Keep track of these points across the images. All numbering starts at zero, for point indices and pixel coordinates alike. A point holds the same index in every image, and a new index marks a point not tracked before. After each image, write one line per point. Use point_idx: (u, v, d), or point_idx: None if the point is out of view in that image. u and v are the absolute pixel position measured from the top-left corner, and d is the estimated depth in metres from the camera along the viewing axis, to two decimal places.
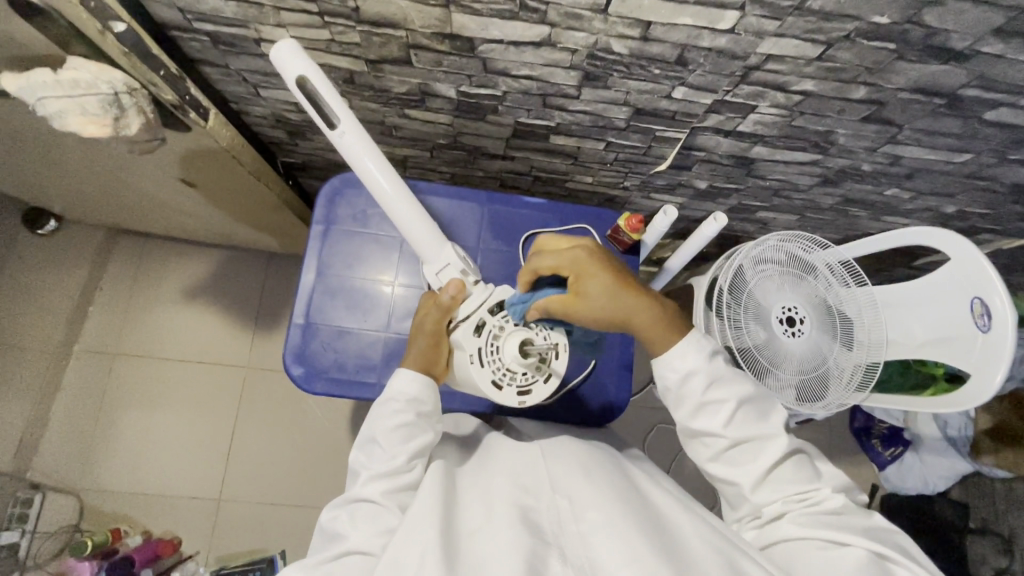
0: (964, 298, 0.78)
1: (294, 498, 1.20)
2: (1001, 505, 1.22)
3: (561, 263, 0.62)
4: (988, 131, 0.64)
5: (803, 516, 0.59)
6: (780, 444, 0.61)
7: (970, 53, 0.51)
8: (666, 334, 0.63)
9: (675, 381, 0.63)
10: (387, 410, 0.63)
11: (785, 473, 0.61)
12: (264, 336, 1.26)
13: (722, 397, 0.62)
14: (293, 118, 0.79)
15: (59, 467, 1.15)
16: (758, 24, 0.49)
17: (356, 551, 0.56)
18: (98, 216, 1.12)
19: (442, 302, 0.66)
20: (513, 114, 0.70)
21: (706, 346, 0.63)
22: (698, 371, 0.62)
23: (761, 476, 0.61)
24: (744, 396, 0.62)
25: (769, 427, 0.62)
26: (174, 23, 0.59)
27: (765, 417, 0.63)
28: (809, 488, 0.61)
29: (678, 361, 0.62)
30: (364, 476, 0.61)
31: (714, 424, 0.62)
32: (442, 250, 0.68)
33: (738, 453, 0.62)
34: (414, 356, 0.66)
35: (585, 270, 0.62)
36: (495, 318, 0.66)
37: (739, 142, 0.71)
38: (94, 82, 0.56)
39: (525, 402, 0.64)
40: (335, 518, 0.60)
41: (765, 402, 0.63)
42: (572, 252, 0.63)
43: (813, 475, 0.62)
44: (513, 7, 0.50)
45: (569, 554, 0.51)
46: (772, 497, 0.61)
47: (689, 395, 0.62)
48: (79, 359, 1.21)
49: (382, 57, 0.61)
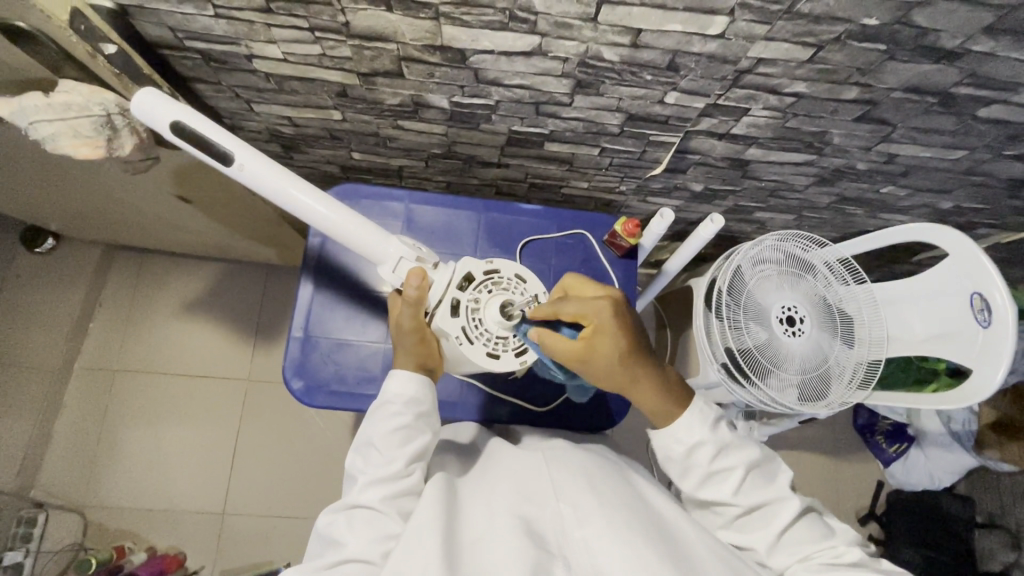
0: (964, 293, 0.78)
1: (298, 509, 1.20)
2: (1007, 498, 1.22)
3: (586, 310, 0.60)
4: (982, 128, 0.64)
5: (819, 565, 0.58)
6: (793, 506, 0.62)
7: (961, 51, 0.51)
8: (665, 401, 0.64)
9: (681, 452, 0.63)
10: (384, 415, 0.63)
11: (797, 533, 0.61)
12: (265, 349, 1.26)
13: (729, 466, 0.63)
14: (287, 132, 0.79)
15: (64, 485, 1.15)
16: (748, 28, 0.49)
17: (356, 559, 0.56)
18: (94, 233, 1.12)
19: (409, 298, 0.63)
20: (506, 123, 0.70)
21: (709, 415, 0.64)
22: (705, 442, 0.63)
23: (775, 540, 0.61)
24: (751, 462, 0.63)
25: (779, 490, 0.63)
26: (165, 42, 0.58)
27: (773, 481, 0.64)
28: (826, 544, 0.60)
29: (685, 435, 0.63)
30: (361, 483, 0.61)
31: (725, 493, 0.62)
32: (384, 249, 0.65)
33: (750, 521, 0.63)
34: (405, 354, 0.65)
35: (607, 325, 0.60)
36: (468, 292, 0.64)
37: (734, 145, 0.71)
38: (85, 104, 0.57)
39: (528, 360, 0.63)
40: (332, 523, 0.60)
41: (770, 466, 0.65)
42: (600, 305, 0.60)
43: (826, 533, 0.62)
44: (502, 18, 0.50)
45: (574, 566, 0.52)
46: (788, 560, 0.60)
47: (696, 466, 0.63)
48: (79, 376, 1.20)
49: (373, 70, 0.61)
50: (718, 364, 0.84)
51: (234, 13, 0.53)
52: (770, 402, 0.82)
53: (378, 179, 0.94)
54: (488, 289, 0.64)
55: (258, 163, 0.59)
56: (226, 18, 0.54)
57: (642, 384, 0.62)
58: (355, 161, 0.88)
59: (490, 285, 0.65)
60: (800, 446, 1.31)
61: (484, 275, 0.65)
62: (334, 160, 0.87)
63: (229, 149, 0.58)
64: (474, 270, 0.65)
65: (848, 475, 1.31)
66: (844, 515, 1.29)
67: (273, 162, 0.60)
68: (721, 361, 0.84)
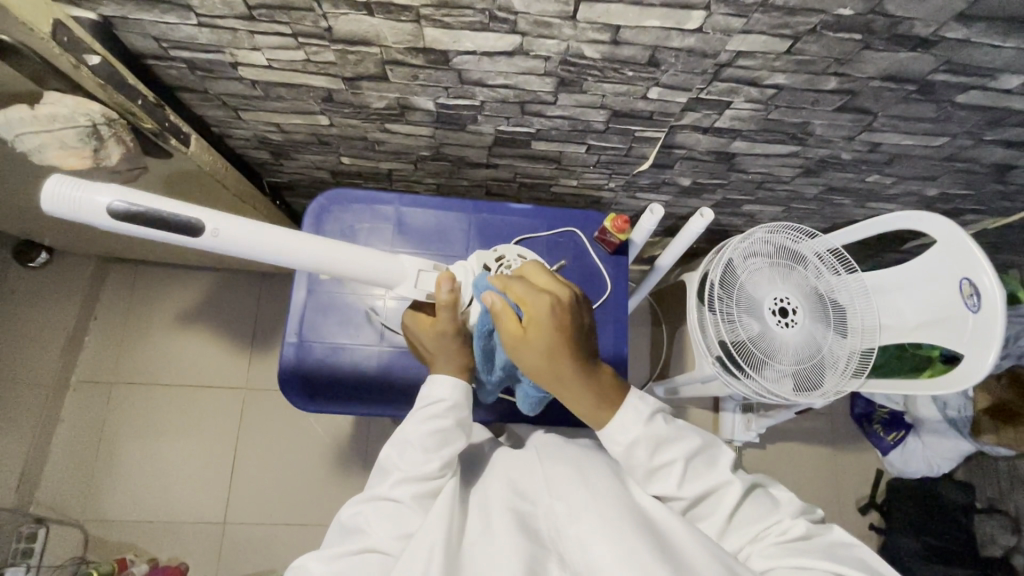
0: (953, 279, 0.78)
1: (299, 517, 1.20)
2: (1005, 483, 1.23)
3: (525, 298, 0.57)
4: (962, 114, 0.65)
5: (770, 546, 0.57)
6: (736, 488, 0.60)
7: (935, 39, 0.52)
8: (592, 404, 0.59)
9: (621, 452, 0.60)
10: (422, 415, 0.62)
11: (745, 515, 0.60)
12: (262, 357, 1.26)
13: (670, 458, 0.60)
14: (276, 138, 0.79)
15: (63, 499, 1.15)
16: (725, 22, 0.50)
17: (375, 550, 0.57)
18: (85, 247, 1.13)
19: (444, 302, 0.62)
20: (493, 123, 0.71)
21: (646, 410, 0.61)
22: (642, 440, 0.59)
23: (726, 523, 0.60)
24: (692, 451, 0.61)
25: (723, 473, 0.61)
26: (150, 50, 0.59)
27: (713, 463, 0.62)
28: (771, 520, 0.59)
29: (618, 434, 0.60)
30: (393, 478, 0.61)
31: (671, 487, 0.60)
32: (400, 267, 0.61)
33: (698, 508, 0.61)
34: (449, 359, 0.64)
35: (540, 318, 0.56)
36: (490, 278, 0.71)
37: (718, 139, 0.72)
38: (71, 115, 0.57)
39: None
40: (357, 514, 0.61)
41: (712, 449, 0.63)
42: (541, 297, 0.56)
43: (773, 507, 0.61)
44: (483, 18, 0.51)
45: (570, 562, 0.53)
46: (742, 542, 0.59)
47: (639, 465, 0.60)
48: (76, 390, 1.20)
49: (358, 74, 0.61)
50: (714, 357, 0.85)
51: (216, 22, 0.54)
52: (768, 394, 0.82)
53: (369, 182, 0.94)
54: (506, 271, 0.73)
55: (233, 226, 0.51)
56: (210, 26, 0.54)
57: (568, 381, 0.58)
58: (345, 165, 0.88)
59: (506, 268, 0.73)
60: (797, 438, 1.31)
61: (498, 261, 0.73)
62: (324, 165, 0.88)
63: (196, 219, 0.50)
64: (487, 260, 0.72)
65: (846, 465, 1.31)
66: (845, 504, 1.29)
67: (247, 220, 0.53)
68: (717, 354, 0.84)
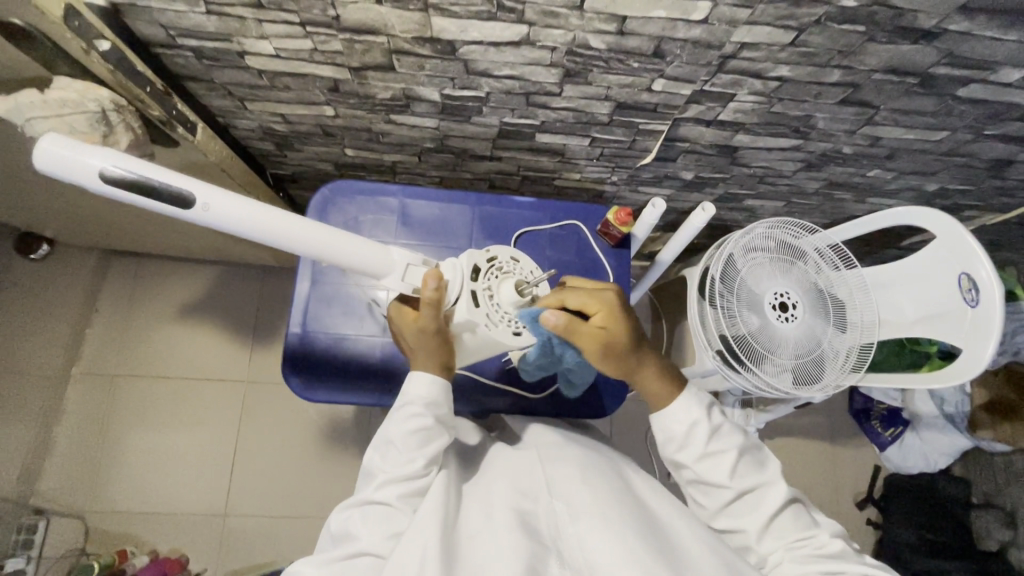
0: (953, 273, 0.79)
1: (298, 509, 1.20)
2: (1001, 478, 1.22)
3: (594, 302, 0.61)
4: (963, 108, 0.65)
5: (803, 552, 0.57)
6: (779, 491, 0.61)
7: (938, 31, 0.52)
8: (667, 384, 0.64)
9: (681, 432, 0.63)
10: (402, 414, 0.62)
11: (782, 523, 0.60)
12: (262, 350, 1.26)
13: (722, 448, 0.62)
14: (280, 129, 0.79)
15: (66, 492, 1.15)
16: (730, 12, 0.50)
17: (368, 552, 0.57)
18: (88, 238, 1.13)
19: (426, 300, 0.60)
20: (497, 114, 0.71)
21: (691, 405, 0.63)
22: (699, 423, 0.62)
23: (765, 523, 0.60)
24: (742, 447, 0.62)
25: (766, 476, 0.62)
26: (159, 39, 0.59)
27: (761, 466, 0.63)
28: (808, 532, 0.59)
29: (681, 413, 0.63)
30: (379, 479, 0.61)
31: (720, 476, 0.61)
32: (389, 259, 0.59)
33: (737, 505, 0.61)
34: (427, 355, 0.64)
35: (614, 313, 0.61)
36: (480, 280, 0.64)
37: (721, 132, 0.72)
38: (81, 100, 0.58)
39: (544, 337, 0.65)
40: (347, 518, 0.61)
41: (759, 451, 0.64)
42: (604, 295, 0.62)
43: (811, 522, 0.61)
44: (490, 8, 0.51)
45: (567, 559, 0.53)
46: (773, 546, 0.59)
47: (692, 445, 0.62)
48: (76, 382, 1.20)
49: (365, 64, 0.61)
50: (714, 351, 0.85)
51: (224, 9, 0.54)
52: (768, 387, 0.82)
53: (372, 175, 0.95)
54: (495, 275, 0.65)
55: (226, 204, 0.49)
56: (216, 13, 0.54)
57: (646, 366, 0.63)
58: (349, 157, 0.89)
59: (496, 271, 0.66)
60: (794, 433, 1.32)
61: (489, 262, 0.65)
62: (327, 156, 0.88)
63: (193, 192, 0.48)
64: (479, 261, 0.65)
65: (844, 460, 1.32)
66: (842, 499, 1.30)
67: (245, 199, 0.50)
68: (717, 348, 0.84)
